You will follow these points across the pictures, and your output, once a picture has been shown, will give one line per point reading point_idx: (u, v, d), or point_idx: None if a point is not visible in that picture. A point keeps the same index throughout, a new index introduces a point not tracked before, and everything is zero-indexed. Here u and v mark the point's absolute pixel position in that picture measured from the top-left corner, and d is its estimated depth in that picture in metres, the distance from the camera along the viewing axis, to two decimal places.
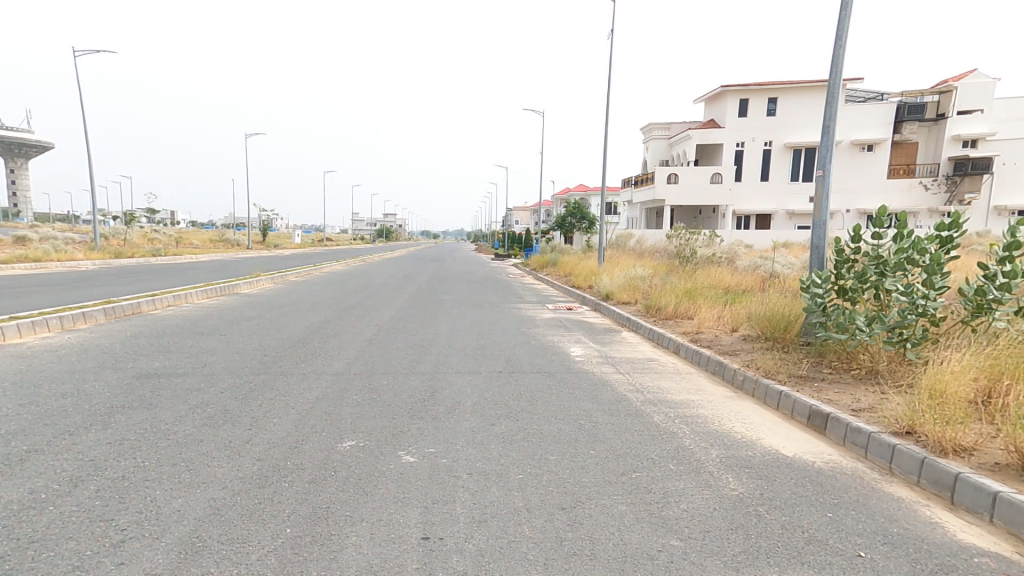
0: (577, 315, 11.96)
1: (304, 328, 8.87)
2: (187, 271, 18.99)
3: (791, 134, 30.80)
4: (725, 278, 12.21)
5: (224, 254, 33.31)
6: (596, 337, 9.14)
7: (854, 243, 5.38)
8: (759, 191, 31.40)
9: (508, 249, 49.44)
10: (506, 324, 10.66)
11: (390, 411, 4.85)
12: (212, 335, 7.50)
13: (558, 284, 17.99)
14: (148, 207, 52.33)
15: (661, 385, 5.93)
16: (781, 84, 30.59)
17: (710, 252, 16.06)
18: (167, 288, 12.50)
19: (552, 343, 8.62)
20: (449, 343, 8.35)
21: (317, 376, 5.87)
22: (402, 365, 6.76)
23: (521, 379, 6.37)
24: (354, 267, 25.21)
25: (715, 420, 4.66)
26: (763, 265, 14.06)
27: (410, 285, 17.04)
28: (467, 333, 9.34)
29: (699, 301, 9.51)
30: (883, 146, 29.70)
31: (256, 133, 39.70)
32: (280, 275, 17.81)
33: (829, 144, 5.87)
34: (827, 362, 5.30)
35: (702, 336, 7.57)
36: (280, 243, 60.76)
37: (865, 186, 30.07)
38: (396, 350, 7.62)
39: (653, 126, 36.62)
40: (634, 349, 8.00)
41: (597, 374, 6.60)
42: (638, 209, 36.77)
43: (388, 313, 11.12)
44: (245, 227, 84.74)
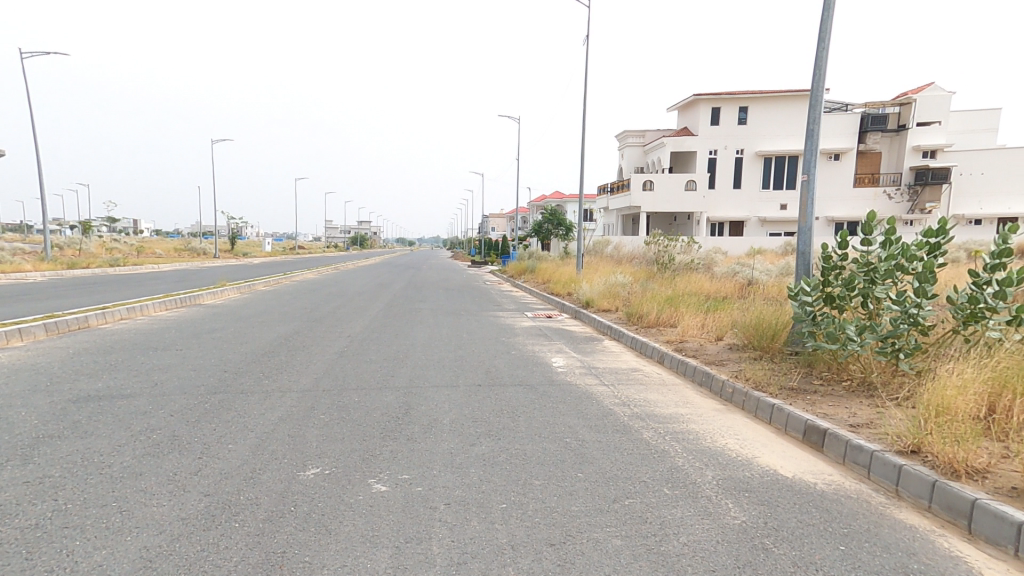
0: (557, 324, 11.69)
1: (270, 341, 8.34)
2: (147, 281, 18.12)
3: (761, 142, 31.48)
4: (705, 285, 12.15)
5: (188, 263, 32.11)
6: (578, 347, 8.88)
7: (842, 250, 5.27)
8: (732, 198, 31.93)
9: (484, 256, 49.11)
10: (485, 333, 10.30)
11: (360, 432, 4.45)
12: (166, 351, 6.93)
13: (536, 292, 17.74)
14: (109, 216, 50.35)
15: (647, 398, 5.69)
16: (752, 94, 31.23)
17: (688, 258, 16.09)
18: (121, 299, 11.73)
19: (534, 354, 8.32)
20: (425, 356, 7.95)
21: (281, 394, 5.42)
22: (375, 379, 6.34)
23: (502, 393, 6.03)
24: (327, 275, 24.53)
25: (706, 436, 4.42)
26: (741, 271, 14.10)
27: (385, 294, 16.54)
28: (444, 344, 8.94)
29: (682, 308, 9.38)
30: (849, 155, 30.62)
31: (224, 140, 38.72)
32: (247, 284, 17.09)
33: (813, 148, 5.80)
34: (818, 373, 5.14)
35: (686, 345, 7.39)
36: (250, 252, 59.10)
37: (833, 193, 30.87)
38: (369, 364, 7.19)
39: (627, 133, 36.92)
40: (616, 359, 7.77)
41: (580, 387, 6.31)
42: (614, 216, 36.99)
43: (361, 324, 10.65)
44: (213, 235, 82.35)
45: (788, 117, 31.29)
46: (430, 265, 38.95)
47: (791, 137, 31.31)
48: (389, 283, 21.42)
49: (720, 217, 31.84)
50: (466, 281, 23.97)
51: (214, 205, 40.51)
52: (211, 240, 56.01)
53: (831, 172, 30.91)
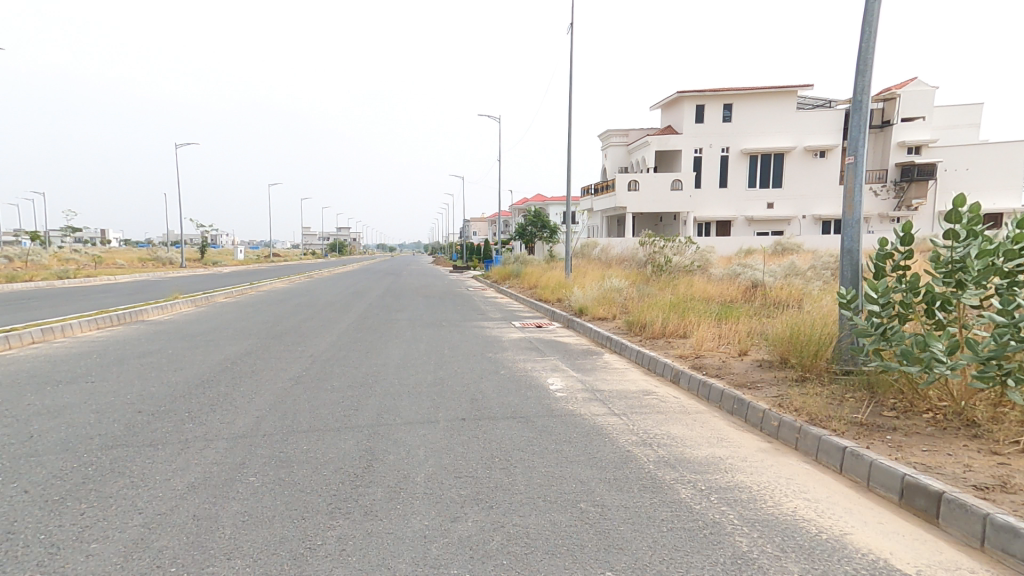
0: (549, 334, 10.58)
1: (212, 366, 7.05)
2: (92, 294, 16.45)
3: (746, 140, 31.02)
4: (708, 289, 11.20)
5: (150, 274, 30.14)
6: (575, 365, 7.74)
7: (906, 246, 4.28)
8: (719, 197, 31.36)
9: (467, 261, 47.81)
10: (469, 349, 9.11)
11: (298, 505, 3.24)
12: (69, 385, 5.62)
13: (523, 298, 16.64)
14: (69, 226, 47.81)
15: (671, 435, 4.55)
16: (736, 91, 30.70)
17: (685, 259, 15.17)
18: (46, 317, 10.20)
19: (526, 373, 7.20)
20: (399, 380, 6.72)
21: (205, 444, 4.18)
22: (333, 417, 5.10)
23: (492, 429, 4.87)
24: (299, 284, 23.11)
25: (765, 493, 3.31)
26: (742, 272, 13.22)
27: (358, 304, 15.22)
28: (421, 364, 7.75)
29: (693, 317, 8.32)
30: (834, 153, 30.74)
31: (188, 143, 36.95)
32: (205, 296, 15.62)
33: (863, 122, 4.83)
34: (887, 403, 4.11)
35: (704, 361, 6.30)
36: (221, 260, 56.53)
37: (818, 191, 30.95)
38: (329, 394, 5.96)
39: (611, 133, 36.09)
40: (623, 379, 6.62)
41: (586, 419, 5.16)
42: (599, 218, 36.20)
43: (327, 341, 9.40)
44: (184, 243, 79.48)
45: (774, 114, 30.84)
46: (412, 272, 37.54)
47: (777, 134, 30.86)
48: (365, 291, 20.04)
49: (707, 218, 31.26)
50: (448, 287, 22.77)
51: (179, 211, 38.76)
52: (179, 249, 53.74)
53: (818, 169, 30.87)
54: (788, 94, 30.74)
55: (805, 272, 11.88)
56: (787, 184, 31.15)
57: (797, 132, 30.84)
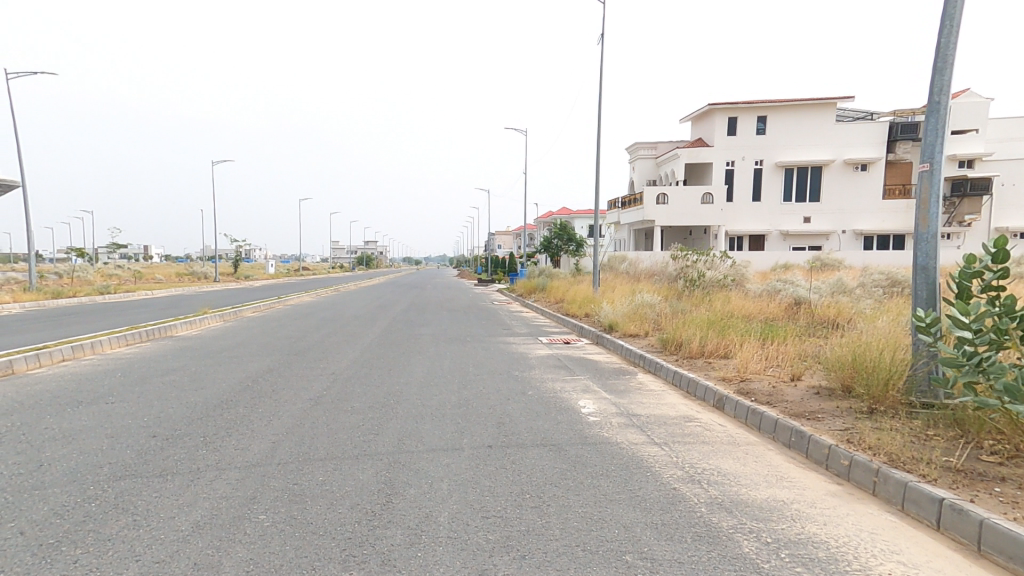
0: (577, 351, 10.16)
1: (233, 385, 6.89)
2: (126, 308, 16.82)
3: (781, 153, 30.12)
4: (747, 306, 10.59)
5: (184, 287, 30.91)
6: (608, 385, 7.27)
7: (999, 264, 3.78)
8: (751, 209, 30.44)
9: (491, 275, 47.66)
10: (495, 366, 8.76)
11: (311, 551, 2.93)
12: (88, 408, 5.51)
13: (549, 312, 16.24)
14: (112, 242, 49.83)
15: (721, 471, 4.06)
16: (771, 103, 29.90)
17: (719, 275, 14.54)
18: (78, 334, 10.34)
19: (555, 394, 6.81)
20: (423, 401, 6.42)
21: (217, 476, 3.95)
22: (352, 443, 4.82)
23: (521, 457, 4.49)
24: (326, 297, 23.27)
25: (848, 550, 2.79)
26: (781, 289, 12.54)
27: (383, 319, 15.09)
28: (445, 383, 7.44)
29: (734, 336, 7.78)
30: (877, 167, 29.55)
31: (224, 159, 38.23)
32: (234, 311, 15.75)
33: (941, 125, 4.35)
34: (981, 444, 3.55)
35: (751, 385, 5.76)
36: (254, 274, 57.86)
37: (858, 205, 29.76)
38: (349, 416, 5.70)
39: (639, 146, 35.65)
40: (660, 403, 6.13)
41: (624, 448, 4.69)
42: (626, 230, 35.62)
43: (350, 357, 9.20)
44: (218, 258, 82.16)
45: (812, 126, 29.90)
46: (437, 284, 37.59)
47: (814, 146, 29.88)
48: (390, 304, 19.97)
49: (739, 231, 30.38)
50: (473, 301, 22.57)
51: (214, 226, 39.93)
52: (213, 264, 55.43)
53: (860, 183, 29.67)
54: (827, 105, 29.79)
55: (853, 290, 11.11)
56: (825, 198, 30.03)
57: (836, 145, 29.81)
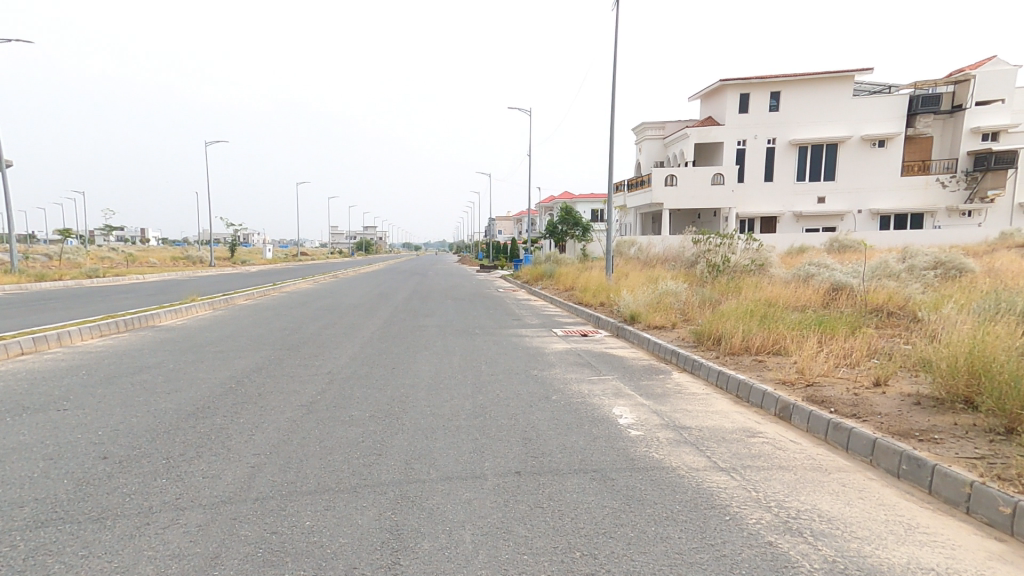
0: (598, 346, 9.27)
1: (212, 387, 5.98)
2: (109, 296, 15.84)
3: (796, 130, 28.90)
4: (784, 293, 9.62)
5: (176, 273, 29.84)
6: (642, 389, 6.32)
7: None
8: (764, 191, 29.36)
9: (493, 261, 46.62)
10: (511, 364, 7.87)
11: None
12: (33, 419, 4.61)
13: (560, 301, 15.32)
14: (103, 226, 48.48)
15: (821, 509, 3.10)
16: (785, 77, 28.60)
17: (744, 259, 13.56)
18: (48, 323, 9.42)
19: (585, 401, 5.93)
20: (433, 410, 5.54)
21: (170, 521, 3.05)
22: (349, 470, 3.92)
23: (561, 491, 3.60)
24: (323, 285, 22.29)
25: None
26: (816, 272, 11.51)
27: (384, 308, 14.15)
28: (455, 385, 6.58)
29: (783, 329, 6.83)
30: (894, 142, 28.26)
31: (217, 141, 36.87)
32: (224, 298, 14.80)
33: None
34: None
35: (823, 389, 4.82)
36: (250, 260, 56.53)
37: (876, 184, 28.62)
38: (346, 430, 4.83)
39: (646, 125, 34.30)
40: (710, 411, 5.21)
41: (685, 475, 3.76)
42: (633, 215, 34.52)
43: (348, 353, 8.31)
44: (215, 246, 80.92)
45: (827, 101, 28.60)
46: (438, 271, 36.67)
47: (831, 124, 28.65)
48: (391, 292, 19.02)
49: (751, 213, 29.38)
50: (478, 289, 21.65)
51: (208, 211, 38.70)
52: (211, 249, 54.63)
53: (877, 160, 28.48)
54: (844, 80, 28.46)
55: (898, 273, 10.08)
56: (841, 177, 28.91)
57: (853, 122, 28.57)
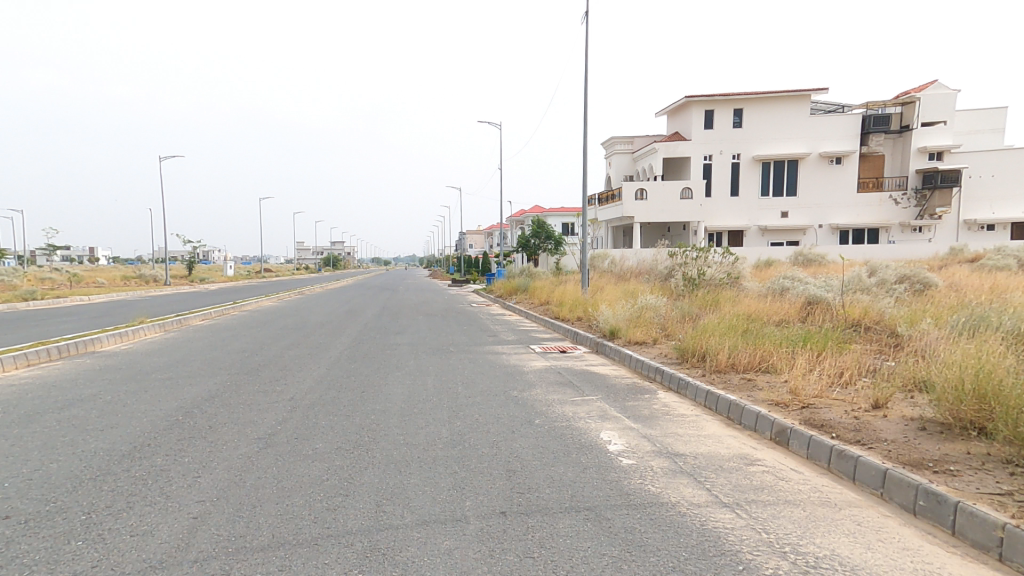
0: (578, 364, 8.97)
1: (156, 420, 5.35)
2: (48, 317, 14.63)
3: (758, 147, 29.79)
4: (762, 308, 9.58)
5: (127, 292, 28.15)
6: (628, 411, 6.02)
7: None
8: (730, 205, 30.06)
9: (465, 275, 46.09)
10: (488, 384, 7.46)
11: None
12: None
13: (536, 316, 15.03)
14: (48, 243, 45.68)
15: (841, 554, 2.81)
16: (747, 95, 29.52)
17: (719, 273, 13.61)
18: None
19: (569, 425, 5.59)
20: (406, 440, 5.08)
21: None
22: (310, 518, 3.42)
23: (554, 537, 3.20)
24: (288, 302, 21.36)
25: None
26: (790, 286, 11.59)
27: (352, 326, 13.51)
28: (429, 410, 6.13)
29: (768, 345, 6.70)
30: (851, 159, 29.46)
31: (174, 154, 35.36)
32: (178, 318, 13.87)
33: None
34: None
35: (820, 410, 4.62)
36: (210, 277, 54.25)
37: (835, 199, 29.71)
38: (309, 466, 4.32)
39: (615, 140, 34.78)
40: (702, 436, 4.93)
41: (687, 512, 3.43)
42: (604, 228, 34.78)
43: (312, 377, 7.72)
44: (172, 263, 77.51)
45: (787, 119, 29.64)
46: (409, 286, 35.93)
47: (791, 141, 29.67)
48: (359, 308, 18.34)
49: (718, 227, 29.99)
50: (450, 304, 21.17)
51: (164, 226, 36.93)
52: (166, 267, 52.06)
53: (835, 176, 29.60)
54: (802, 99, 29.58)
55: (870, 287, 10.20)
56: (802, 193, 29.89)
57: (812, 139, 29.67)
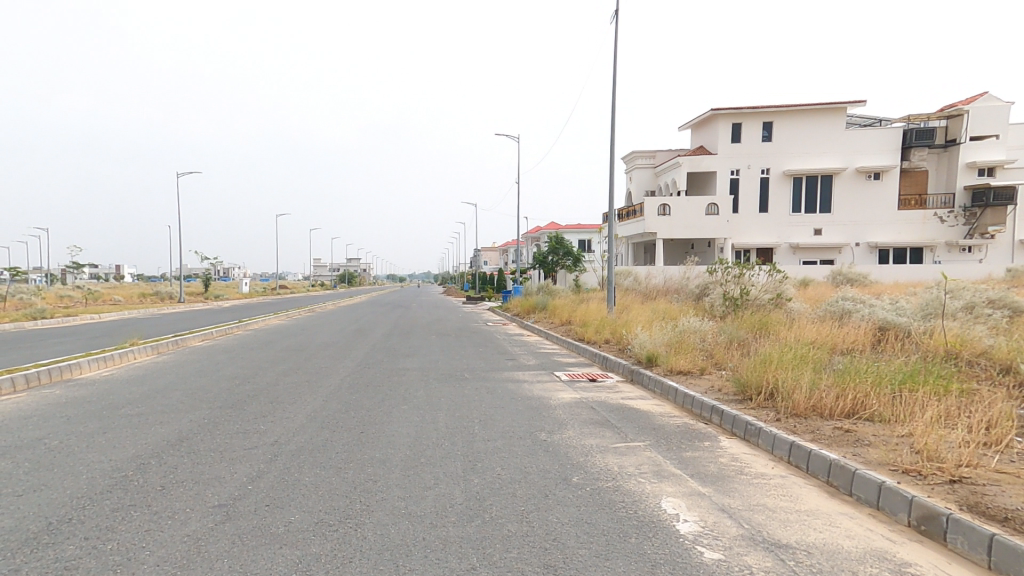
0: (614, 396, 7.73)
1: (100, 476, 4.27)
2: (42, 338, 13.87)
3: (789, 160, 28.48)
4: (829, 333, 8.29)
5: (137, 309, 27.60)
6: (689, 466, 4.80)
7: None
8: (759, 221, 28.71)
9: (481, 293, 44.96)
10: (512, 423, 6.27)
11: None
12: None
13: (558, 337, 13.85)
14: (72, 260, 46.60)
15: None
16: (776, 108, 28.33)
17: (764, 293, 12.28)
18: None
19: (619, 488, 4.36)
20: (410, 508, 3.89)
21: None
22: None
23: None
24: (296, 320, 20.47)
25: None
26: (851, 308, 10.24)
27: (359, 348, 12.44)
28: (443, 460, 4.94)
29: (860, 385, 5.44)
30: (890, 174, 27.95)
31: (188, 171, 35.42)
32: (175, 338, 12.98)
33: None
34: None
35: (987, 491, 3.36)
36: (224, 293, 54.20)
37: (872, 215, 28.17)
38: (271, 557, 3.14)
39: (636, 155, 33.76)
40: (807, 512, 3.68)
41: None
42: (625, 245, 33.57)
43: (306, 413, 6.62)
44: (189, 280, 78.17)
45: (820, 132, 28.33)
46: (421, 304, 34.91)
47: (824, 154, 28.31)
48: (369, 328, 17.32)
49: (746, 244, 28.61)
50: (466, 323, 20.08)
51: (179, 244, 36.85)
52: (182, 284, 51.64)
53: (872, 191, 28.12)
54: (836, 110, 28.25)
55: (954, 311, 8.82)
56: (837, 209, 28.41)
57: (846, 151, 28.28)
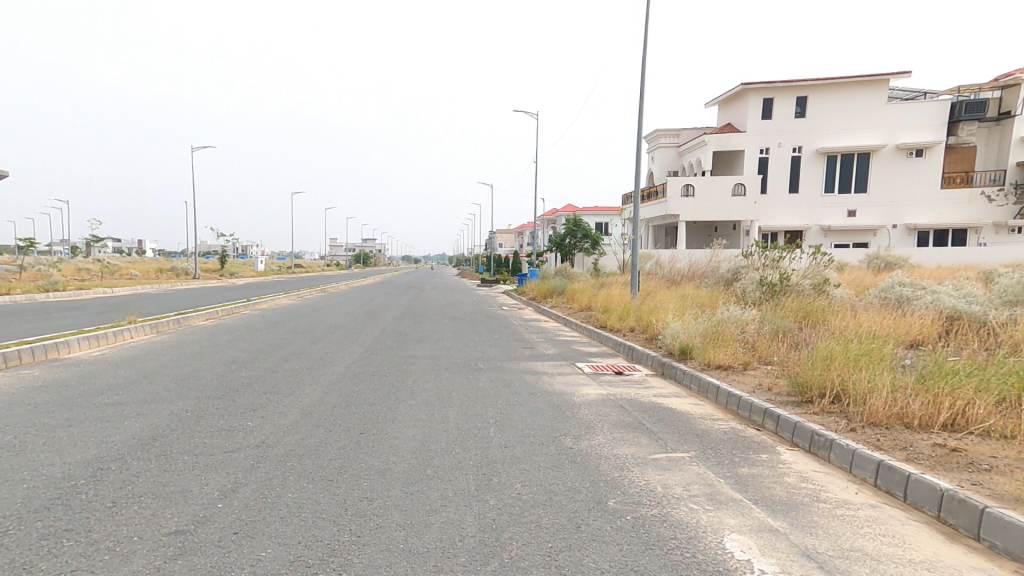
0: (646, 392, 6.88)
1: (44, 485, 3.59)
2: (46, 312, 13.49)
3: (823, 138, 26.83)
4: (894, 323, 7.30)
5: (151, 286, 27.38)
6: (751, 487, 3.96)
7: None
8: (788, 202, 27.26)
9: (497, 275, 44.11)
10: (532, 424, 5.48)
11: None
12: None
13: (578, 324, 12.99)
14: (92, 236, 46.91)
15: None
16: (812, 81, 26.61)
17: (805, 278, 11.20)
18: None
19: (665, 515, 3.54)
20: (411, 541, 3.12)
21: None
22: None
23: None
24: (307, 300, 19.92)
25: None
26: (909, 295, 9.18)
27: (367, 331, 11.77)
28: (453, 471, 4.17)
29: (958, 389, 4.52)
30: (933, 151, 26.18)
31: (203, 146, 34.78)
32: (177, 317, 12.42)
33: None
34: None
35: None
36: (241, 271, 54.17)
37: (911, 196, 26.53)
38: None
39: (660, 133, 32.32)
40: (923, 565, 2.82)
41: None
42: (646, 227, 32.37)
43: (302, 406, 5.92)
44: (207, 257, 78.71)
45: (858, 107, 26.57)
46: (435, 285, 34.31)
47: (862, 131, 26.59)
48: (380, 310, 16.70)
49: (774, 226, 27.24)
50: (480, 306, 19.38)
51: (195, 221, 36.62)
52: (199, 258, 51.68)
53: (912, 170, 26.41)
54: (877, 84, 26.41)
55: None
56: (874, 190, 26.81)
57: (886, 128, 26.50)
